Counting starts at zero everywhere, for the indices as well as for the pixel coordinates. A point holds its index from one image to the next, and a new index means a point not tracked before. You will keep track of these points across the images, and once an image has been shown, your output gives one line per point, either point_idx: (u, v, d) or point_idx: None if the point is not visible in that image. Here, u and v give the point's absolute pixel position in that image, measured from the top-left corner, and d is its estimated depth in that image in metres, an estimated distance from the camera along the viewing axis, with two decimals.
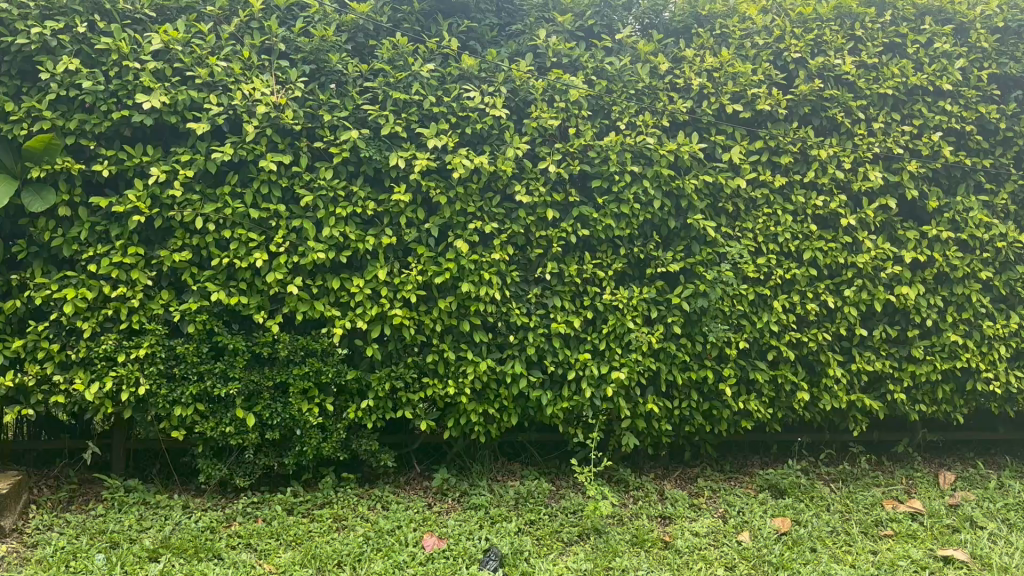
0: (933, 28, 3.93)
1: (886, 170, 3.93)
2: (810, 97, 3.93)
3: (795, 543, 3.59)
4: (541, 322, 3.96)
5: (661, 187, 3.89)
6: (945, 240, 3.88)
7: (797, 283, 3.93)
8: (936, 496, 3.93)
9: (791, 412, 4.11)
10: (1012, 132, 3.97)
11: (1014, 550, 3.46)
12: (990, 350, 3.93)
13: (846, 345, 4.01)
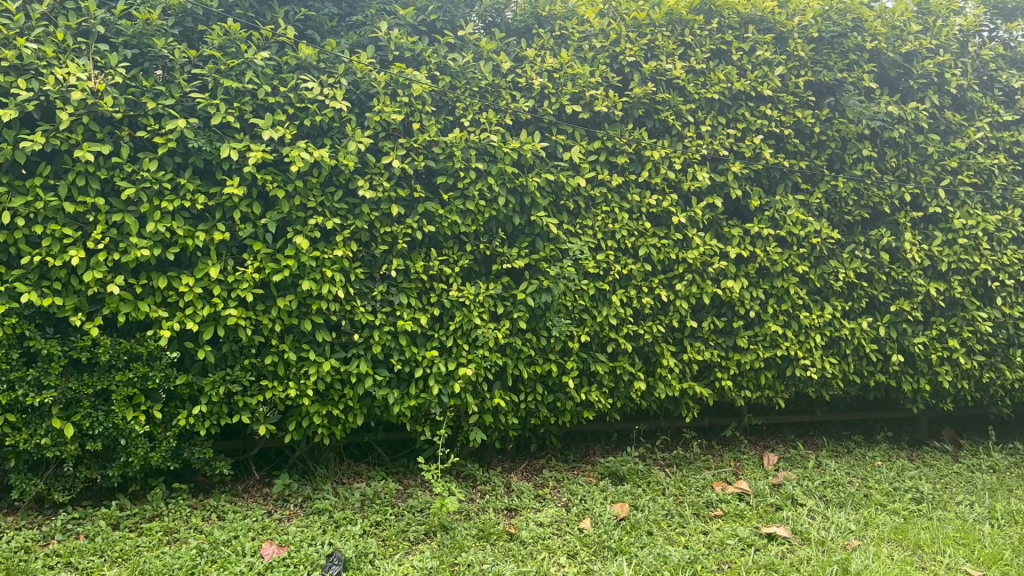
0: (755, 37, 4.11)
1: (713, 171, 4.13)
2: (644, 100, 4.09)
3: (633, 527, 3.72)
4: (387, 320, 3.88)
5: (505, 184, 3.93)
6: (766, 237, 4.11)
7: (634, 278, 4.08)
8: (761, 476, 4.18)
9: (630, 402, 4.27)
10: (825, 136, 4.15)
11: (829, 524, 3.72)
12: (807, 339, 4.15)
13: (678, 336, 4.21)
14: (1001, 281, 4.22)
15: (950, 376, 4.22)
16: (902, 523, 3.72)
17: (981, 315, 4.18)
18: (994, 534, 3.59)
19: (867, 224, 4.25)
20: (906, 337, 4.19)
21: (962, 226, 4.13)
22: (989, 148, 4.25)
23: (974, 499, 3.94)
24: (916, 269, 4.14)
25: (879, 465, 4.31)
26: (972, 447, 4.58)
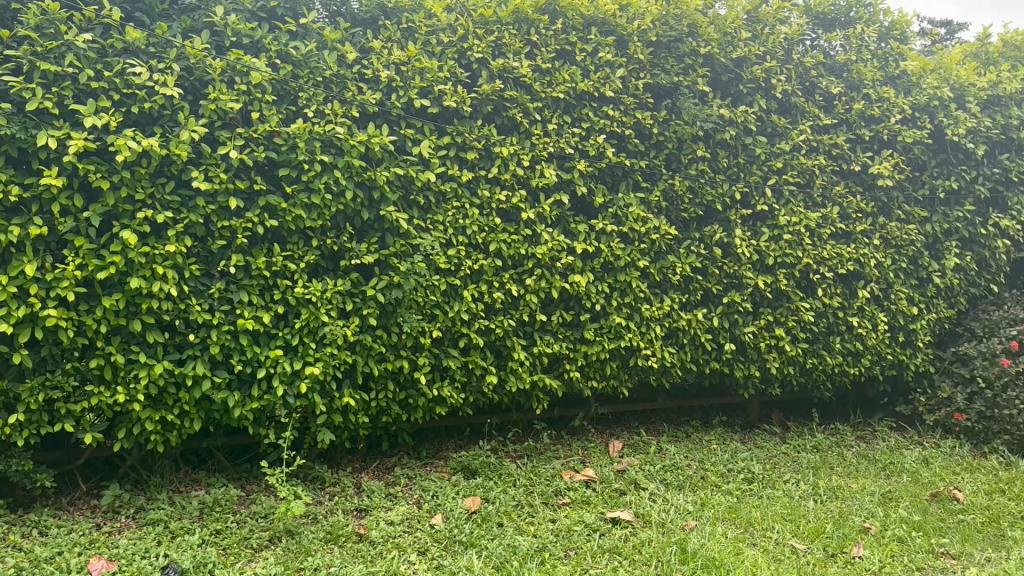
0: (597, 38, 4.17)
1: (560, 169, 4.18)
2: (492, 97, 4.08)
3: (484, 520, 3.75)
4: (225, 319, 3.69)
5: (352, 177, 3.80)
6: (610, 233, 4.20)
7: (485, 273, 4.08)
8: (606, 463, 4.30)
9: (482, 396, 4.26)
10: (663, 136, 4.27)
11: (669, 506, 3.88)
12: (649, 330, 4.28)
13: (528, 330, 4.25)
14: (822, 274, 4.42)
15: (777, 363, 4.45)
16: (735, 502, 3.92)
17: (804, 306, 4.38)
18: (817, 509, 3.85)
19: (701, 221, 4.40)
20: (737, 327, 4.39)
21: (787, 223, 4.33)
22: (811, 150, 4.41)
23: (799, 476, 4.18)
24: (746, 263, 4.32)
25: (714, 448, 4.51)
26: (797, 428, 4.85)
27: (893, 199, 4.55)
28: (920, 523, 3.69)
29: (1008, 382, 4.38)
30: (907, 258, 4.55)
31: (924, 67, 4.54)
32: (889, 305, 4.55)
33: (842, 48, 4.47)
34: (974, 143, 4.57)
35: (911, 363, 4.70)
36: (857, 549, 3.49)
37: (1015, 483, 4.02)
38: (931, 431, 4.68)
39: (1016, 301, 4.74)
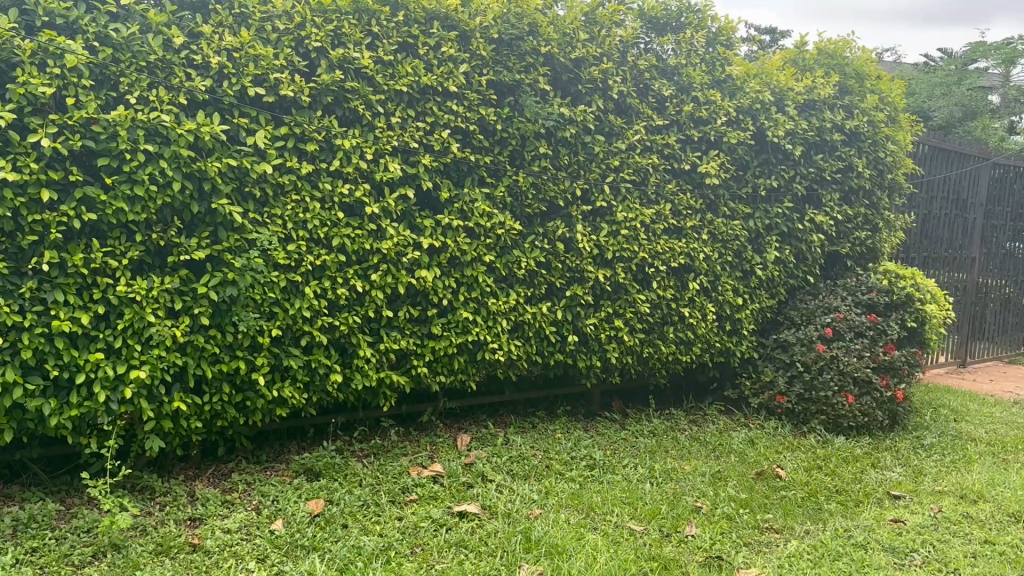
0: (440, 33, 4.04)
1: (405, 163, 4.00)
2: (333, 88, 3.84)
3: (328, 522, 3.63)
4: (38, 321, 3.31)
5: (180, 168, 3.51)
6: (456, 228, 4.10)
7: (328, 269, 3.85)
8: (454, 457, 4.27)
9: (326, 395, 4.06)
10: (506, 133, 4.21)
11: (514, 496, 3.92)
12: (495, 323, 4.25)
13: (374, 326, 4.06)
14: (656, 267, 4.61)
15: (616, 353, 4.59)
16: (577, 489, 4.02)
17: (641, 298, 4.54)
18: (653, 492, 4.01)
19: (545, 217, 4.43)
20: (580, 319, 4.49)
21: (624, 219, 4.47)
22: (645, 149, 4.57)
23: (637, 461, 4.34)
24: (587, 257, 4.41)
25: (559, 437, 4.59)
26: (635, 415, 5.04)
27: (720, 196, 4.80)
28: (746, 500, 3.92)
29: (823, 366, 4.77)
30: (732, 252, 4.84)
31: (747, 72, 4.82)
32: (716, 296, 4.83)
33: (674, 52, 4.69)
34: (792, 144, 4.90)
35: (737, 350, 5.00)
36: (690, 527, 3.67)
37: (829, 460, 4.35)
38: (756, 413, 4.99)
39: (830, 290, 5.15)
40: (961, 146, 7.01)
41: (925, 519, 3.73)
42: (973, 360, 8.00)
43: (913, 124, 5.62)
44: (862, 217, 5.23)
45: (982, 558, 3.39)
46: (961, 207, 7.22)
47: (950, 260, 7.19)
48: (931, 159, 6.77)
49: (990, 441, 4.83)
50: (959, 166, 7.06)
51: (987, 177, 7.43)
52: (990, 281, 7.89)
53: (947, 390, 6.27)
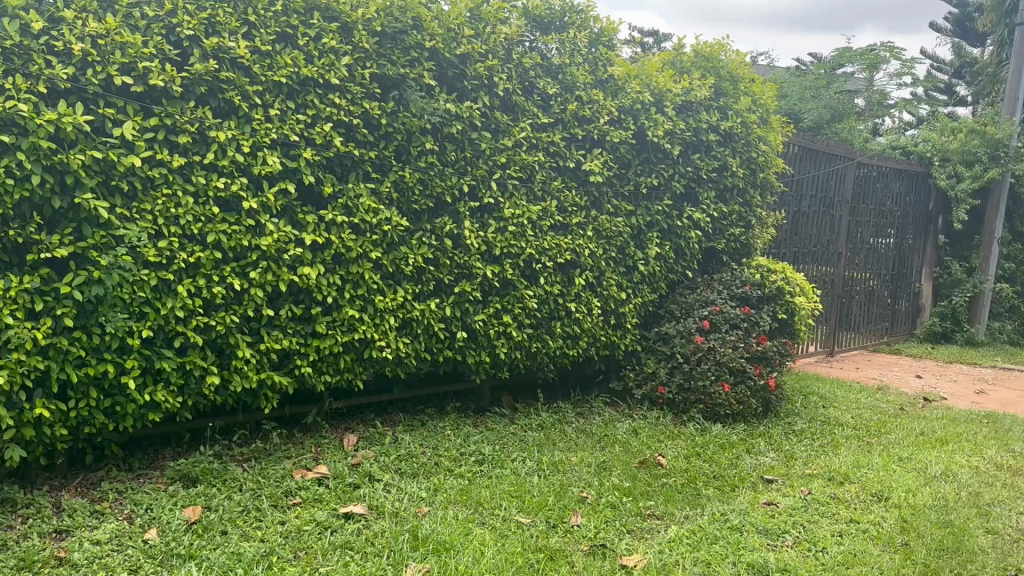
0: (320, 24, 3.89)
1: (284, 157, 3.83)
2: (206, 77, 3.63)
3: (205, 530, 3.45)
4: None
5: (39, 161, 3.18)
6: (340, 224, 3.94)
7: (202, 266, 3.63)
8: (340, 458, 4.16)
9: (202, 399, 3.84)
10: (392, 128, 4.09)
11: (402, 494, 3.84)
12: (382, 321, 4.11)
13: (254, 326, 3.87)
14: (543, 263, 4.65)
15: (505, 348, 4.57)
16: (466, 484, 3.98)
17: (528, 293, 4.56)
18: (540, 483, 4.02)
19: (432, 213, 4.34)
20: (468, 316, 4.44)
21: (511, 215, 4.48)
22: (532, 146, 4.61)
23: (525, 454, 4.36)
24: (475, 253, 4.38)
25: (448, 434, 4.57)
26: (524, 410, 5.08)
27: (604, 193, 4.91)
28: (629, 489, 4.01)
29: (702, 356, 4.95)
30: (616, 248, 4.96)
31: (628, 73, 4.96)
32: (602, 291, 4.92)
33: (558, 50, 4.76)
34: (671, 144, 5.09)
35: (621, 343, 5.12)
36: (576, 517, 3.71)
37: (707, 446, 4.52)
38: (639, 404, 5.13)
39: (706, 285, 5.38)
40: (828, 146, 7.37)
41: (795, 501, 3.91)
42: (841, 349, 8.49)
43: (783, 126, 5.90)
44: (737, 215, 5.50)
45: (847, 536, 3.58)
46: (828, 205, 7.61)
47: (818, 255, 7.59)
48: (801, 158, 7.05)
49: (854, 425, 5.14)
50: (826, 165, 7.44)
51: (851, 176, 7.86)
52: (855, 274, 8.39)
53: (815, 377, 6.64)
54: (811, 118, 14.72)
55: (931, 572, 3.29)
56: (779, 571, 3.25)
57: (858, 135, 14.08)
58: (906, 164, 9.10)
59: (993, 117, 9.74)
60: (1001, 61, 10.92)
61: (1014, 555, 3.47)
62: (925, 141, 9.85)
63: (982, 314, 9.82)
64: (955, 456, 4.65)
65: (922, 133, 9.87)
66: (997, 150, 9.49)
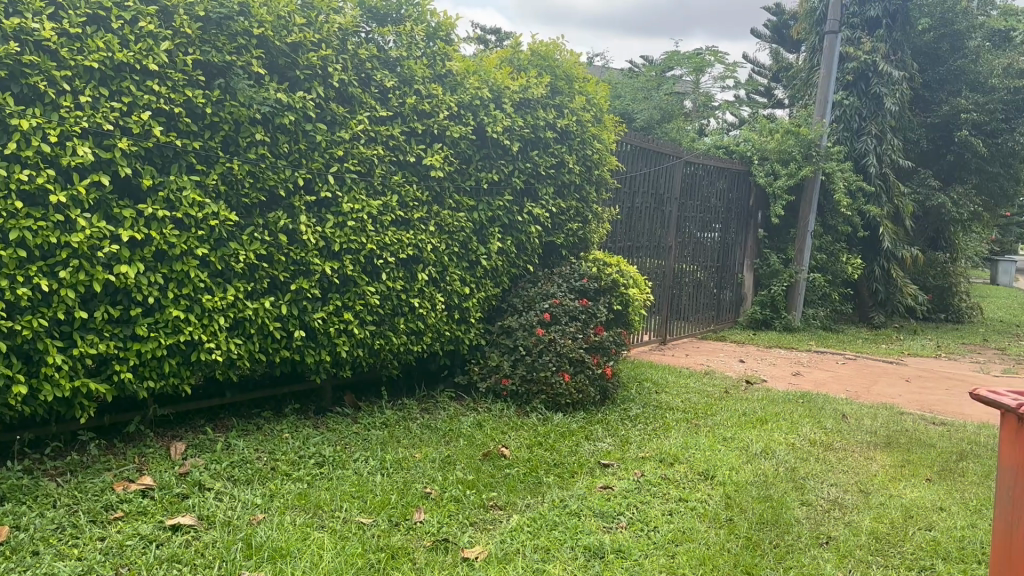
0: (136, 6, 3.64)
1: (97, 147, 3.53)
2: (6, 60, 3.25)
3: (13, 551, 3.10)
4: None
5: None
6: (161, 218, 3.73)
7: (4, 266, 3.26)
8: (167, 468, 3.93)
9: (7, 411, 3.46)
10: (218, 117, 3.92)
11: (235, 503, 3.65)
12: (211, 322, 3.94)
13: (66, 329, 3.54)
14: (385, 259, 4.59)
15: (346, 347, 4.49)
16: (305, 488, 3.83)
17: (370, 290, 4.50)
18: (383, 482, 3.93)
19: (265, 207, 4.20)
20: (306, 314, 4.32)
21: (350, 210, 4.40)
22: (370, 139, 4.55)
23: (368, 454, 4.28)
24: (312, 248, 4.27)
25: (285, 437, 4.44)
26: (367, 408, 5.03)
27: (445, 188, 4.94)
28: (473, 482, 3.98)
29: (543, 349, 5.10)
30: (458, 244, 5.00)
31: (466, 69, 5.03)
32: (445, 286, 4.95)
33: (394, 43, 4.73)
34: (510, 140, 5.22)
35: (465, 338, 5.19)
36: (419, 514, 3.62)
37: (549, 436, 4.64)
38: (483, 397, 5.21)
39: (547, 278, 5.53)
40: (658, 145, 7.72)
41: (630, 484, 4.08)
42: (672, 337, 8.98)
43: (616, 123, 6.17)
44: (574, 210, 5.69)
45: (677, 515, 3.77)
46: (658, 201, 8.00)
47: (650, 248, 7.97)
48: (635, 157, 7.37)
49: (684, 409, 5.44)
50: (656, 163, 7.81)
51: (680, 173, 8.30)
52: (684, 266, 8.88)
53: (649, 365, 6.99)
54: (643, 117, 16.38)
55: (752, 544, 3.51)
56: (613, 552, 3.37)
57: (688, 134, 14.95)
58: (729, 162, 9.72)
59: (805, 117, 10.78)
60: (812, 67, 11.89)
61: (824, 523, 3.77)
62: (747, 140, 10.54)
63: (796, 303, 10.69)
64: (773, 434, 5.02)
65: (743, 133, 10.62)
66: (810, 150, 10.42)
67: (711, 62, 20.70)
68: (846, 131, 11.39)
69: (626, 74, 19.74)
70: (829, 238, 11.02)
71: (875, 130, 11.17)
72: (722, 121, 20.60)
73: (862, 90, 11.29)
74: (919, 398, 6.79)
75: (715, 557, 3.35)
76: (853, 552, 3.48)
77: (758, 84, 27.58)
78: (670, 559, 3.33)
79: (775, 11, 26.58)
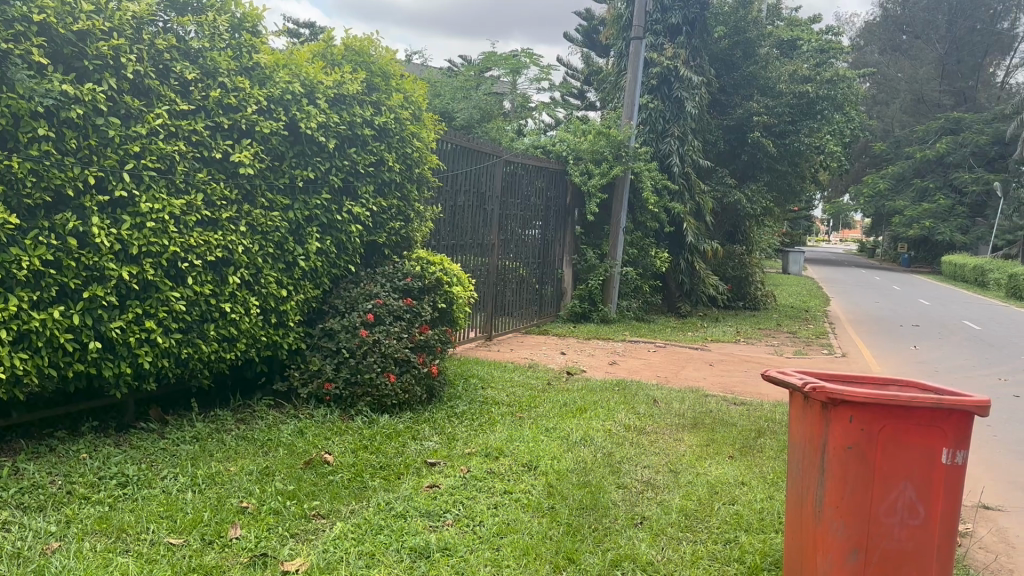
0: None
1: None
2: None
3: None
4: None
5: None
6: None
7: None
8: None
9: None
10: None
11: (25, 533, 3.30)
12: None
13: None
14: (190, 262, 4.34)
15: (149, 357, 4.19)
16: (106, 511, 3.55)
17: (174, 295, 4.23)
18: (195, 499, 3.72)
19: (50, 208, 3.82)
20: (102, 323, 3.97)
21: (149, 210, 4.11)
22: (169, 134, 4.28)
23: (177, 470, 4.03)
24: (107, 252, 3.93)
25: (83, 458, 4.09)
26: (176, 421, 4.75)
27: (256, 186, 4.75)
28: (294, 492, 3.85)
29: (367, 350, 5.05)
30: (273, 244, 4.83)
31: (275, 62, 4.89)
32: (259, 289, 4.76)
33: (196, 34, 4.51)
34: (325, 137, 5.10)
35: (284, 343, 5.02)
36: (234, 530, 3.45)
37: (374, 438, 4.59)
38: (305, 403, 5.09)
39: (370, 278, 5.47)
40: (477, 144, 7.82)
41: (456, 480, 4.11)
42: (498, 333, 9.15)
43: (434, 122, 6.22)
44: (395, 208, 5.70)
45: (501, 507, 3.84)
46: (480, 200, 8.12)
47: (474, 246, 8.08)
48: (455, 155, 7.44)
49: (508, 403, 5.57)
50: (476, 162, 7.92)
51: (500, 172, 8.47)
52: (507, 262, 9.07)
53: (474, 362, 7.10)
54: (462, 117, 16.57)
55: (573, 530, 3.64)
56: (439, 550, 3.37)
57: (507, 133, 15.27)
58: (548, 161, 10.04)
59: (613, 119, 11.37)
60: (620, 71, 12.53)
61: (639, 505, 3.99)
62: (561, 141, 10.83)
63: (612, 296, 11.30)
64: (591, 421, 5.24)
65: (558, 133, 10.97)
66: (619, 150, 10.95)
67: (526, 63, 21.34)
68: (651, 132, 12.09)
69: (443, 74, 19.83)
70: (640, 233, 11.74)
71: (677, 132, 11.93)
72: (539, 122, 21.30)
73: (665, 94, 12.03)
74: (723, 380, 7.36)
75: (537, 546, 3.45)
76: (665, 530, 3.70)
77: (572, 87, 28.73)
78: (494, 552, 3.38)
79: (586, 16, 27.75)
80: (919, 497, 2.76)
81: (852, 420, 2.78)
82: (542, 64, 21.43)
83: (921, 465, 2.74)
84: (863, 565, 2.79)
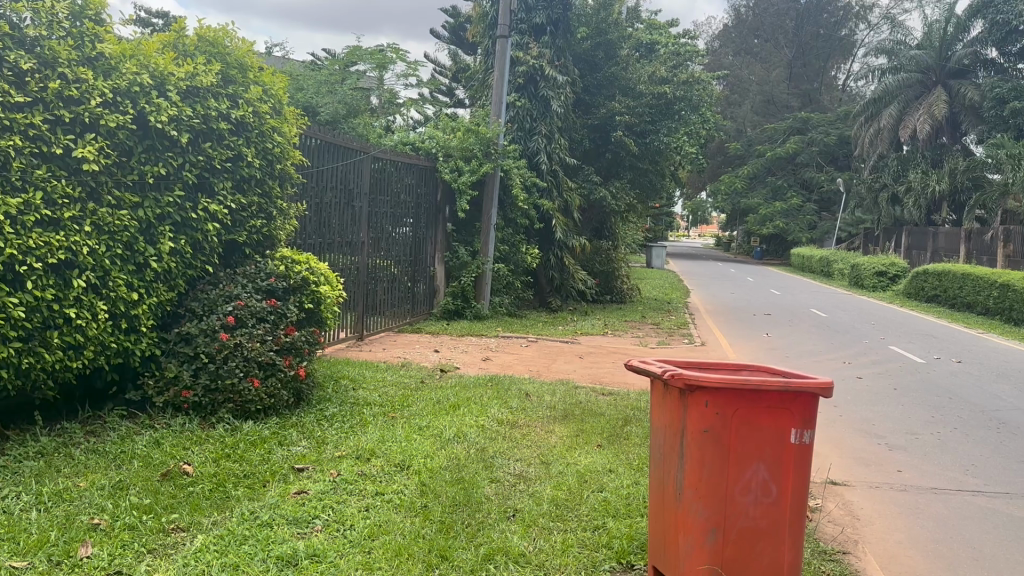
0: None
1: None
2: None
3: None
4: None
5: None
6: None
7: None
8: None
9: None
10: None
11: None
12: None
13: None
14: (28, 264, 4.03)
15: None
16: None
17: (13, 301, 3.92)
18: (40, 519, 3.47)
19: None
20: None
21: None
22: (2, 128, 3.97)
23: (19, 489, 3.75)
24: None
25: None
26: (18, 436, 4.43)
27: (102, 183, 4.48)
28: (150, 505, 3.66)
29: (228, 354, 4.88)
30: (122, 244, 4.56)
31: (121, 52, 4.64)
32: (108, 293, 4.49)
33: (31, 21, 4.24)
34: (177, 131, 4.89)
35: (137, 349, 4.76)
36: (85, 549, 3.24)
37: (237, 446, 4.44)
38: (161, 411, 4.86)
39: (229, 279, 5.30)
40: (343, 140, 7.70)
41: (325, 485, 4.02)
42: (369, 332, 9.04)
43: (295, 116, 6.08)
44: (255, 206, 5.53)
45: (373, 509, 3.80)
46: (348, 197, 8.00)
47: (343, 244, 7.95)
48: (320, 151, 7.29)
49: (380, 403, 5.53)
50: (343, 158, 7.78)
51: (368, 169, 8.37)
52: (378, 260, 8.98)
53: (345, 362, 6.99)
54: (327, 111, 16.38)
55: (446, 527, 3.65)
56: (308, 557, 3.29)
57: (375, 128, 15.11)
58: (418, 158, 9.98)
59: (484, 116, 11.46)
60: (488, 69, 12.63)
61: (511, 497, 4.05)
62: (431, 138, 10.82)
63: (484, 292, 11.41)
64: (465, 418, 5.25)
65: (428, 130, 10.94)
66: (489, 147, 11.04)
67: (393, 59, 21.15)
68: (520, 131, 12.22)
69: (306, 66, 19.33)
70: (510, 230, 11.92)
71: (544, 130, 12.13)
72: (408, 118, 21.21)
73: (532, 93, 12.19)
74: (591, 372, 7.58)
75: (409, 546, 3.43)
76: (536, 521, 3.77)
77: (441, 83, 28.69)
78: (366, 555, 3.34)
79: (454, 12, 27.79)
80: (771, 477, 2.93)
81: (708, 406, 2.92)
82: (407, 60, 21.36)
83: (771, 446, 2.92)
84: (720, 544, 2.94)
